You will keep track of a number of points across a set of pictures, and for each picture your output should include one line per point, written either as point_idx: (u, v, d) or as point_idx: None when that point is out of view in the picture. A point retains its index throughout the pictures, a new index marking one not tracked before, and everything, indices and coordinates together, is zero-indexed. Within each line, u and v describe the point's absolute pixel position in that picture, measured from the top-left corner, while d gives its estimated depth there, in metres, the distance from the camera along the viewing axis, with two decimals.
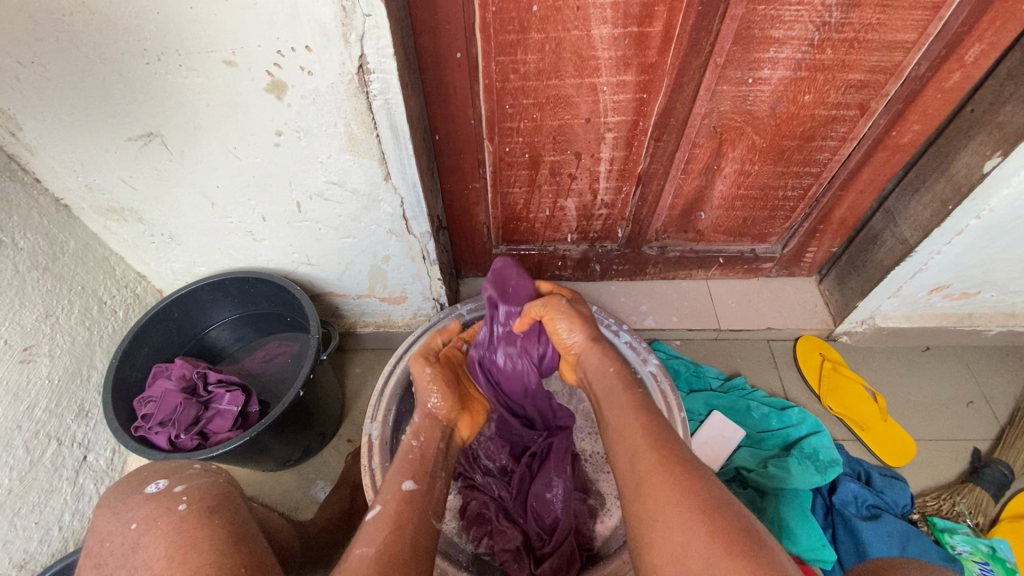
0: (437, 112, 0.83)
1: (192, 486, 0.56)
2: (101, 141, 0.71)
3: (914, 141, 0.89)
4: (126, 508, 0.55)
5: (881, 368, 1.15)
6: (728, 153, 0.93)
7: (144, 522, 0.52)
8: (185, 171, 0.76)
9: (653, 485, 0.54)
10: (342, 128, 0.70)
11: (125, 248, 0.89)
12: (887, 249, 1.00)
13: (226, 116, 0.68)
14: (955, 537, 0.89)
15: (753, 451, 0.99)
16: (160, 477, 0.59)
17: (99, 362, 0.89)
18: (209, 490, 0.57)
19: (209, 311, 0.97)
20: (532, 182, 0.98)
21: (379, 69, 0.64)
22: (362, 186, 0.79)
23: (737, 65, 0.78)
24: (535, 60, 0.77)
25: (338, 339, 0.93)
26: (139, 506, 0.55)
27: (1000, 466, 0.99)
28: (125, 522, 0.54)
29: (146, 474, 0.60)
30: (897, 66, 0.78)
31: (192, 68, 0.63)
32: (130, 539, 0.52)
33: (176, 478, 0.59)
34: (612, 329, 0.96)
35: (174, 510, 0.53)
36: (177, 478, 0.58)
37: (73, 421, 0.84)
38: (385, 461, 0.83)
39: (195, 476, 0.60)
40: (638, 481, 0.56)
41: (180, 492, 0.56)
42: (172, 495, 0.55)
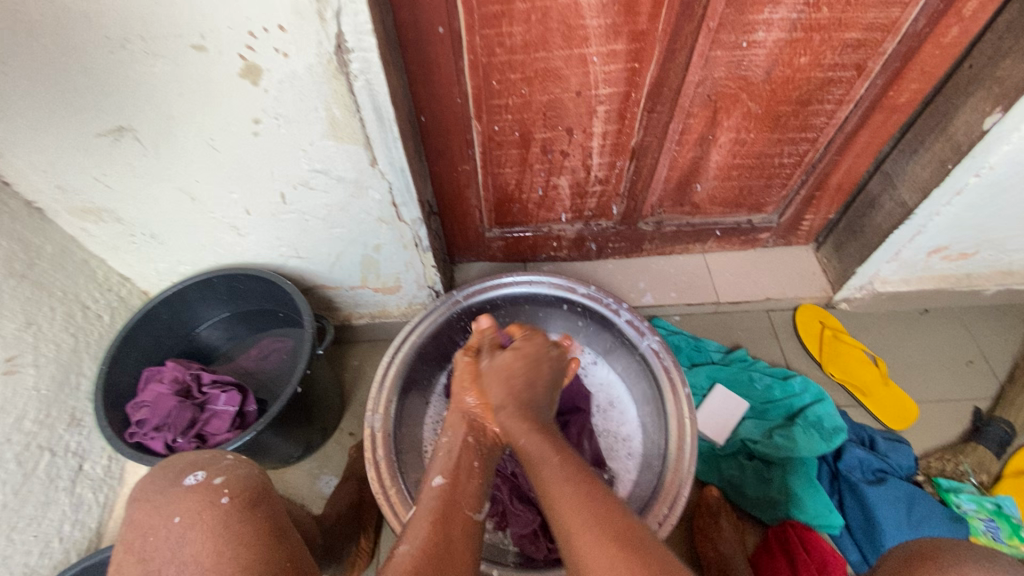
0: (421, 92, 0.80)
1: (231, 478, 0.56)
2: (69, 139, 0.67)
3: (911, 100, 0.87)
4: (167, 501, 0.54)
5: (880, 332, 1.15)
6: (722, 122, 0.91)
7: (188, 517, 0.52)
8: (162, 166, 0.72)
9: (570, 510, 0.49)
10: (323, 113, 0.67)
11: (106, 250, 0.86)
12: (885, 212, 0.99)
13: (201, 106, 0.65)
14: (960, 497, 0.90)
15: (758, 422, 0.99)
16: (198, 468, 0.58)
17: (88, 369, 0.87)
18: (248, 482, 0.57)
19: (198, 311, 0.95)
20: (524, 161, 0.95)
21: (358, 48, 0.61)
22: (347, 173, 0.76)
23: (730, 29, 0.75)
24: (521, 32, 0.74)
25: (333, 333, 0.91)
26: (182, 498, 0.54)
27: (1002, 424, 0.99)
28: (168, 515, 0.53)
29: (180, 465, 0.59)
30: (895, 23, 0.75)
31: (160, 56, 0.59)
32: (175, 533, 0.52)
33: (215, 469, 0.58)
34: (612, 308, 0.94)
35: (218, 504, 0.53)
36: (215, 469, 0.58)
37: (65, 430, 0.81)
38: (390, 452, 0.82)
39: (231, 467, 0.59)
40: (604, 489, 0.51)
41: (221, 484, 0.55)
42: (216, 487, 0.55)
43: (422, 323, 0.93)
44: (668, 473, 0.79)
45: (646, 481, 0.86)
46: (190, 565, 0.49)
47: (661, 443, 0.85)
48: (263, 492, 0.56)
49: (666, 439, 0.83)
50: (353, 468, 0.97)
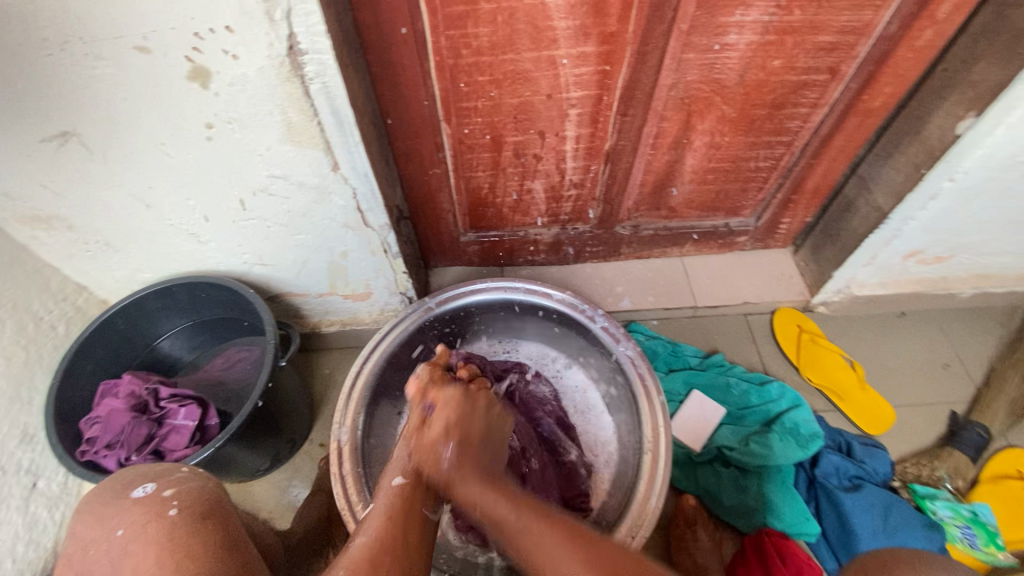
0: (386, 95, 0.78)
1: (181, 490, 0.53)
2: (10, 143, 0.64)
3: (886, 104, 0.86)
4: (110, 513, 0.51)
5: (858, 336, 1.15)
6: (697, 125, 0.89)
7: (131, 529, 0.49)
8: (112, 172, 0.69)
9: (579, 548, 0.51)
10: (279, 117, 0.64)
11: (59, 258, 0.83)
12: (861, 217, 0.98)
13: (150, 110, 0.62)
14: (937, 504, 0.90)
15: (734, 429, 0.97)
16: (147, 479, 0.55)
17: (41, 382, 0.83)
18: (201, 493, 0.53)
19: (158, 321, 0.91)
20: (496, 164, 0.93)
21: (312, 49, 0.58)
22: (308, 179, 0.73)
23: (702, 31, 0.74)
24: (487, 33, 0.71)
25: (298, 342, 0.88)
26: (127, 510, 0.51)
27: (977, 428, 1.00)
28: (110, 527, 0.50)
29: (128, 476, 0.55)
30: (867, 25, 0.74)
31: (101, 57, 0.56)
32: (116, 546, 0.48)
33: (165, 480, 0.54)
34: (586, 314, 0.92)
35: (165, 516, 0.50)
36: (166, 481, 0.54)
37: (17, 447, 0.78)
38: (357, 466, 0.80)
39: (184, 480, 0.55)
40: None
41: (170, 495, 0.52)
42: (164, 499, 0.52)
43: (392, 332, 0.91)
44: (642, 484, 0.78)
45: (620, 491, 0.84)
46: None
47: (636, 452, 0.83)
48: (217, 505, 0.53)
49: (640, 448, 0.81)
50: (324, 480, 0.94)
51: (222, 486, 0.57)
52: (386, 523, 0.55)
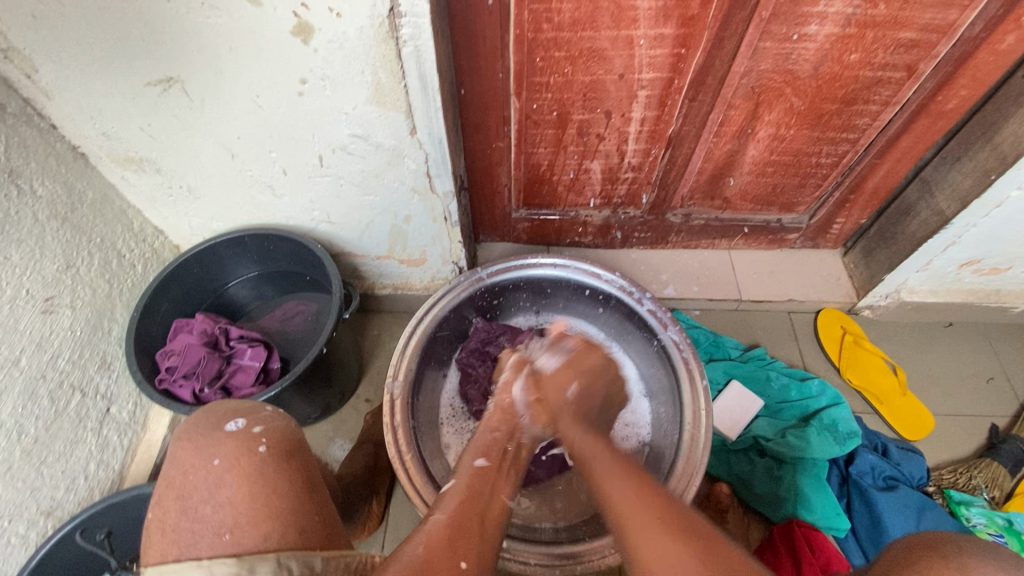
0: (463, 65, 0.80)
1: (269, 428, 0.55)
2: (119, 85, 0.68)
3: (960, 107, 0.85)
4: (207, 443, 0.53)
5: (902, 342, 1.14)
6: (763, 115, 0.89)
7: (226, 460, 0.52)
8: (205, 120, 0.73)
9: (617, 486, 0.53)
10: (369, 77, 0.67)
11: (143, 200, 0.87)
12: (920, 220, 0.97)
13: (252, 61, 0.65)
14: (971, 509, 0.90)
15: (771, 421, 0.99)
16: (238, 414, 0.57)
17: (120, 315, 0.89)
18: (287, 434, 0.56)
19: (227, 268, 0.96)
20: (558, 142, 0.95)
21: (410, 12, 0.61)
22: (386, 141, 0.76)
23: (782, 20, 0.74)
24: (570, 9, 0.73)
25: (358, 299, 0.92)
26: (221, 442, 0.53)
27: (1019, 442, 0.99)
28: (208, 456, 0.52)
29: (222, 411, 0.58)
30: (952, 24, 0.74)
31: (215, 7, 0.59)
32: (213, 475, 0.51)
33: (254, 417, 0.56)
34: (635, 297, 0.94)
35: (255, 452, 0.52)
36: (256, 418, 0.56)
37: (96, 373, 0.84)
38: (407, 419, 0.83)
39: (270, 418, 0.57)
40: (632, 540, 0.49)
41: (259, 433, 0.54)
42: (254, 435, 0.54)
43: (446, 297, 0.94)
44: (681, 462, 0.80)
45: (656, 467, 0.87)
46: (225, 509, 0.49)
47: (676, 433, 0.86)
48: (299, 446, 0.56)
49: (681, 428, 0.83)
50: (368, 434, 0.98)
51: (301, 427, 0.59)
52: (462, 506, 0.56)
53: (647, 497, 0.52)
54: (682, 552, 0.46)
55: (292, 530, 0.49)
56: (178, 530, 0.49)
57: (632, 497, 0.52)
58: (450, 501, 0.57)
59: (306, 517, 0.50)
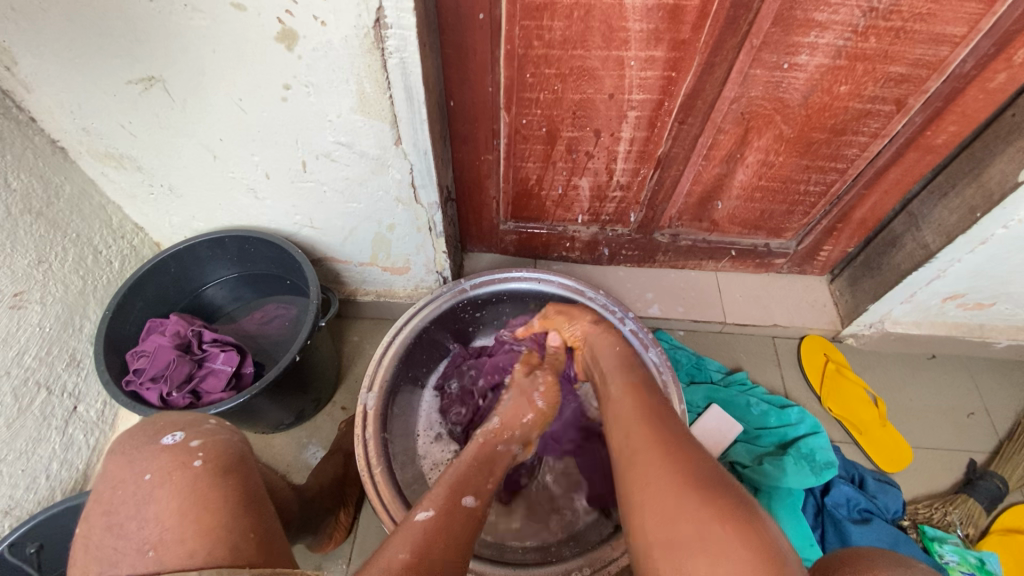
0: (453, 76, 0.79)
1: (208, 442, 0.55)
2: (99, 82, 0.67)
3: (948, 143, 0.85)
4: (142, 457, 0.53)
5: (884, 372, 1.14)
6: (753, 141, 0.89)
7: (159, 475, 0.51)
8: (187, 120, 0.72)
9: (644, 453, 0.57)
10: (354, 87, 0.66)
11: (123, 197, 0.86)
12: (906, 252, 0.97)
13: (235, 65, 0.64)
14: (944, 547, 0.90)
15: (748, 448, 0.98)
16: (178, 428, 0.57)
17: (92, 313, 0.87)
18: (225, 448, 0.55)
19: (206, 268, 0.95)
20: (547, 157, 0.94)
21: (397, 25, 0.60)
22: (370, 149, 0.75)
23: (773, 48, 0.74)
24: (561, 27, 0.72)
25: (337, 306, 0.91)
26: (155, 456, 0.53)
27: (994, 479, 0.98)
28: (140, 471, 0.52)
29: (163, 423, 0.58)
30: (942, 61, 0.74)
31: (198, 9, 0.58)
32: (143, 489, 0.50)
33: (194, 431, 0.56)
34: (617, 316, 0.93)
35: (189, 466, 0.52)
36: (195, 432, 0.56)
37: (64, 370, 0.82)
38: (379, 431, 0.82)
39: (212, 432, 0.57)
40: (642, 475, 0.56)
41: (197, 447, 0.54)
42: (190, 449, 0.54)
43: (427, 308, 0.92)
44: None
45: None
46: (151, 526, 0.48)
47: None
48: (253, 459, 0.55)
49: None
50: (342, 443, 0.97)
51: (248, 442, 0.58)
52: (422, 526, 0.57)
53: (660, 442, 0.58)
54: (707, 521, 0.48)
55: (221, 546, 0.46)
56: (102, 546, 0.48)
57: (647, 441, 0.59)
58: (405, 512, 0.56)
59: (258, 529, 0.48)
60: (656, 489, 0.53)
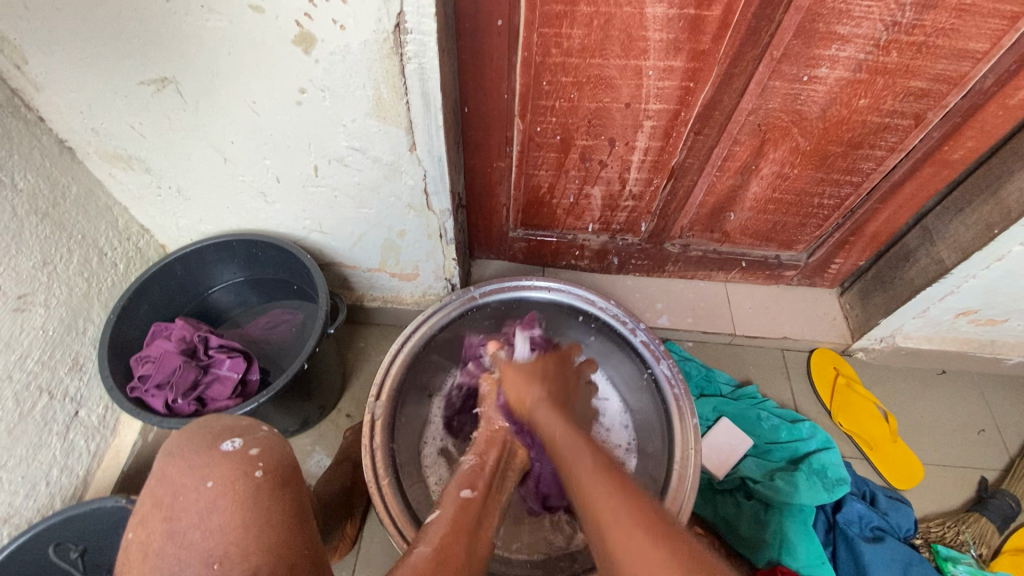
0: (468, 83, 0.78)
1: (265, 450, 0.53)
2: (111, 82, 0.66)
3: (965, 158, 0.85)
4: (200, 463, 0.52)
5: (894, 387, 1.13)
6: (769, 153, 0.88)
7: (219, 483, 0.50)
8: (199, 123, 0.71)
9: (597, 491, 0.55)
10: (370, 92, 0.65)
11: (131, 199, 0.85)
12: (919, 267, 0.97)
13: (250, 67, 0.63)
14: (958, 567, 0.88)
15: (759, 462, 0.97)
16: (234, 434, 0.55)
17: (96, 316, 0.85)
18: (283, 459, 0.54)
19: (212, 272, 0.94)
20: (560, 165, 0.93)
21: (417, 30, 0.59)
22: (384, 155, 0.74)
23: (794, 60, 0.73)
24: (581, 36, 0.72)
25: (345, 312, 0.90)
26: (215, 463, 0.51)
27: (1007, 498, 0.98)
28: (200, 478, 0.51)
29: (187, 431, 0.56)
30: (963, 77, 0.73)
31: (215, 11, 0.57)
32: (205, 498, 0.49)
33: (251, 437, 0.55)
34: (629, 327, 0.92)
35: (251, 477, 0.51)
36: (252, 438, 0.54)
37: (66, 374, 0.80)
38: (387, 441, 0.81)
39: (267, 439, 0.56)
40: (606, 536, 0.51)
41: (256, 455, 0.53)
42: (249, 458, 0.53)
43: (436, 315, 0.91)
44: (667, 501, 0.78)
45: None
46: (215, 538, 0.47)
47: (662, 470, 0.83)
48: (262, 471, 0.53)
49: (668, 466, 0.81)
50: (347, 451, 0.96)
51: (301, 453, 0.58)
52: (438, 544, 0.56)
53: (621, 490, 0.54)
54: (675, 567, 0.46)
55: (285, 563, 0.46)
56: (161, 554, 0.46)
57: (603, 486, 0.55)
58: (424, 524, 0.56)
59: (269, 546, 0.47)
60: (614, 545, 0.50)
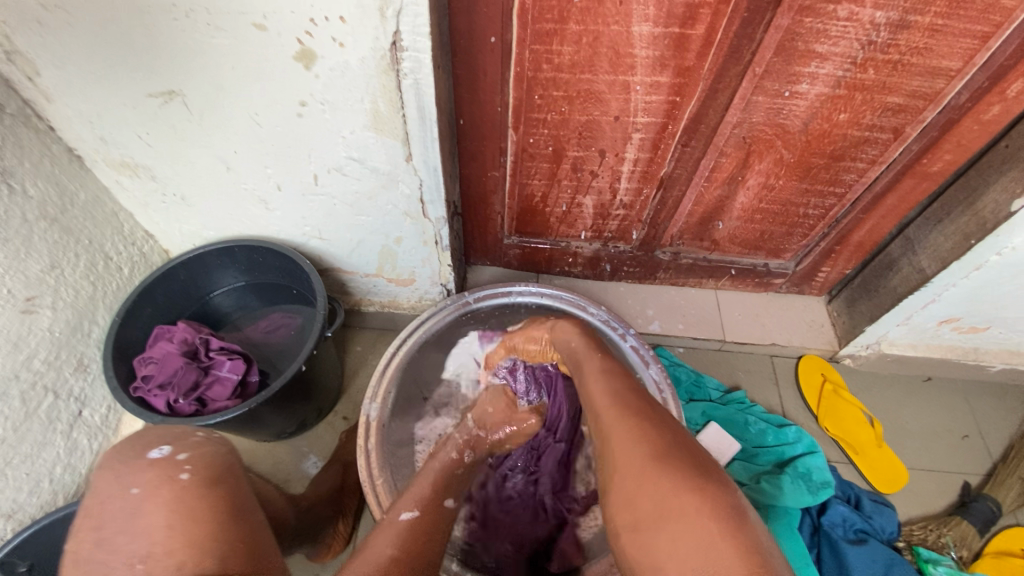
0: (463, 96, 0.81)
1: (194, 456, 0.54)
2: (120, 94, 0.69)
3: (944, 170, 0.88)
4: (128, 471, 0.52)
5: (880, 393, 1.15)
6: (754, 165, 0.91)
7: (147, 488, 0.50)
8: (204, 133, 0.74)
9: (614, 424, 0.58)
10: (368, 105, 0.68)
11: (136, 205, 0.87)
12: (902, 276, 0.99)
13: (253, 81, 0.66)
14: (939, 569, 0.90)
15: (746, 465, 0.99)
16: (164, 442, 0.56)
17: (101, 318, 0.88)
18: (214, 460, 0.55)
19: (214, 276, 0.97)
20: (553, 175, 0.96)
21: (412, 47, 0.62)
22: (381, 165, 0.77)
23: (775, 77, 0.76)
24: (570, 52, 0.75)
25: (342, 317, 0.92)
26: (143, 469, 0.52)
27: (988, 501, 0.99)
28: (126, 485, 0.51)
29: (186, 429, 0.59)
30: (938, 93, 0.76)
31: (221, 29, 0.60)
32: (130, 503, 0.49)
33: (180, 445, 0.56)
34: (619, 332, 0.94)
35: (176, 480, 0.51)
36: (182, 445, 0.56)
37: (71, 374, 0.83)
38: (381, 442, 0.83)
39: (198, 444, 0.57)
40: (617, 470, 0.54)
41: (184, 460, 0.53)
42: (177, 462, 0.53)
43: (430, 321, 0.94)
44: None
45: None
46: (141, 539, 0.46)
47: None
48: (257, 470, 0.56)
49: None
50: (342, 453, 0.98)
51: None
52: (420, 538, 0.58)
53: (630, 434, 0.56)
54: (678, 489, 0.48)
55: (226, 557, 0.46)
56: (86, 562, 0.46)
57: (619, 421, 0.58)
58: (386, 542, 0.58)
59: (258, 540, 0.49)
60: (626, 478, 0.52)
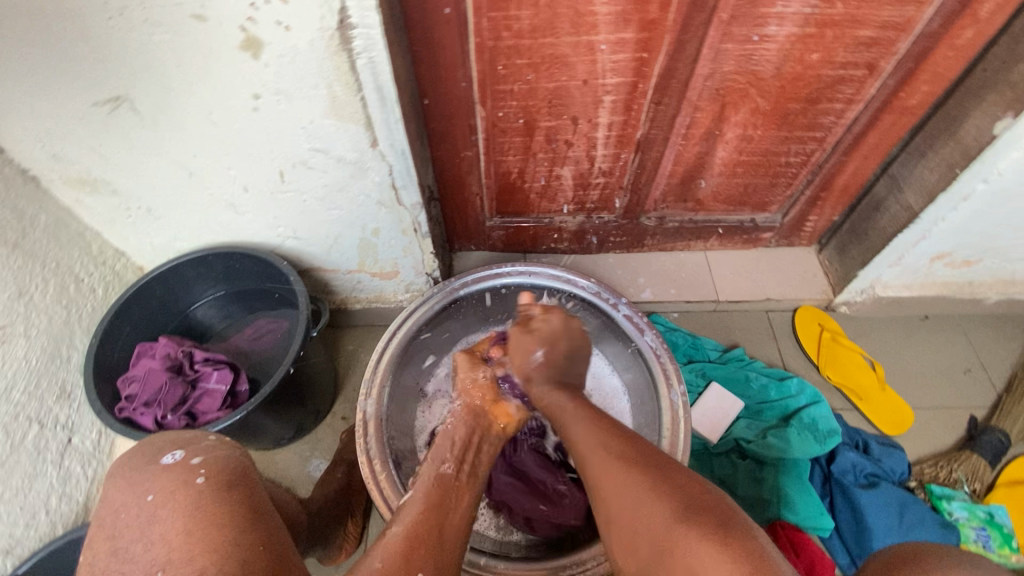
0: (424, 74, 0.79)
1: (209, 459, 0.55)
2: (64, 105, 0.66)
3: (922, 102, 0.86)
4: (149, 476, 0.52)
5: (879, 337, 1.14)
6: (730, 117, 0.89)
7: (161, 495, 0.51)
8: (159, 139, 0.71)
9: (603, 458, 0.55)
10: (324, 90, 0.66)
11: (102, 223, 0.85)
12: (890, 216, 0.98)
13: (201, 79, 0.64)
14: (953, 504, 0.90)
15: (751, 423, 0.98)
16: (177, 447, 0.57)
17: (79, 341, 0.86)
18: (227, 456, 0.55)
19: (192, 288, 0.94)
20: (527, 149, 0.94)
21: (362, 24, 0.59)
22: (347, 153, 0.75)
23: (741, 22, 0.74)
24: (529, 16, 0.72)
25: (328, 314, 0.89)
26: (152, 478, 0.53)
27: (997, 433, 0.99)
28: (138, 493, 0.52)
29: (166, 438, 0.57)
30: (910, 22, 0.74)
31: (159, 24, 0.58)
32: (149, 509, 0.51)
33: (193, 449, 0.57)
34: (610, 302, 0.92)
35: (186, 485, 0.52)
36: (194, 450, 0.56)
37: (55, 403, 0.81)
38: (379, 437, 0.81)
39: (212, 448, 0.57)
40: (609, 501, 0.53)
41: (199, 464, 0.54)
42: (192, 466, 0.54)
43: (419, 311, 0.91)
44: None
45: None
46: (157, 546, 0.48)
47: (655, 440, 0.83)
48: (245, 473, 0.54)
49: (660, 434, 0.82)
50: (343, 453, 0.96)
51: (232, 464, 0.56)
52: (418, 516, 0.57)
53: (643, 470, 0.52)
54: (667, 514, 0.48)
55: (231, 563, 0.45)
56: None
57: (609, 466, 0.54)
58: (405, 513, 0.58)
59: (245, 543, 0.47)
60: (608, 498, 0.53)
